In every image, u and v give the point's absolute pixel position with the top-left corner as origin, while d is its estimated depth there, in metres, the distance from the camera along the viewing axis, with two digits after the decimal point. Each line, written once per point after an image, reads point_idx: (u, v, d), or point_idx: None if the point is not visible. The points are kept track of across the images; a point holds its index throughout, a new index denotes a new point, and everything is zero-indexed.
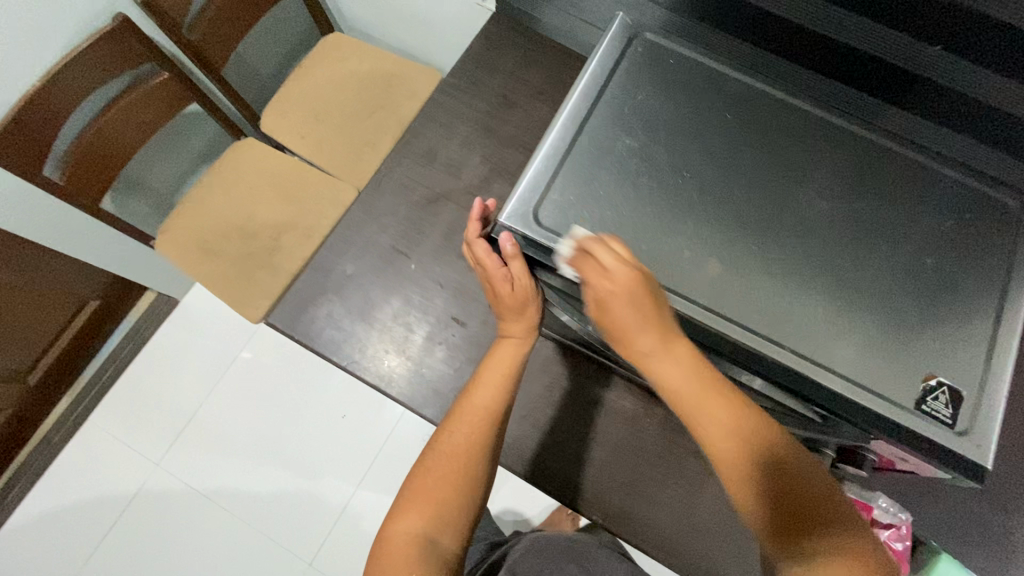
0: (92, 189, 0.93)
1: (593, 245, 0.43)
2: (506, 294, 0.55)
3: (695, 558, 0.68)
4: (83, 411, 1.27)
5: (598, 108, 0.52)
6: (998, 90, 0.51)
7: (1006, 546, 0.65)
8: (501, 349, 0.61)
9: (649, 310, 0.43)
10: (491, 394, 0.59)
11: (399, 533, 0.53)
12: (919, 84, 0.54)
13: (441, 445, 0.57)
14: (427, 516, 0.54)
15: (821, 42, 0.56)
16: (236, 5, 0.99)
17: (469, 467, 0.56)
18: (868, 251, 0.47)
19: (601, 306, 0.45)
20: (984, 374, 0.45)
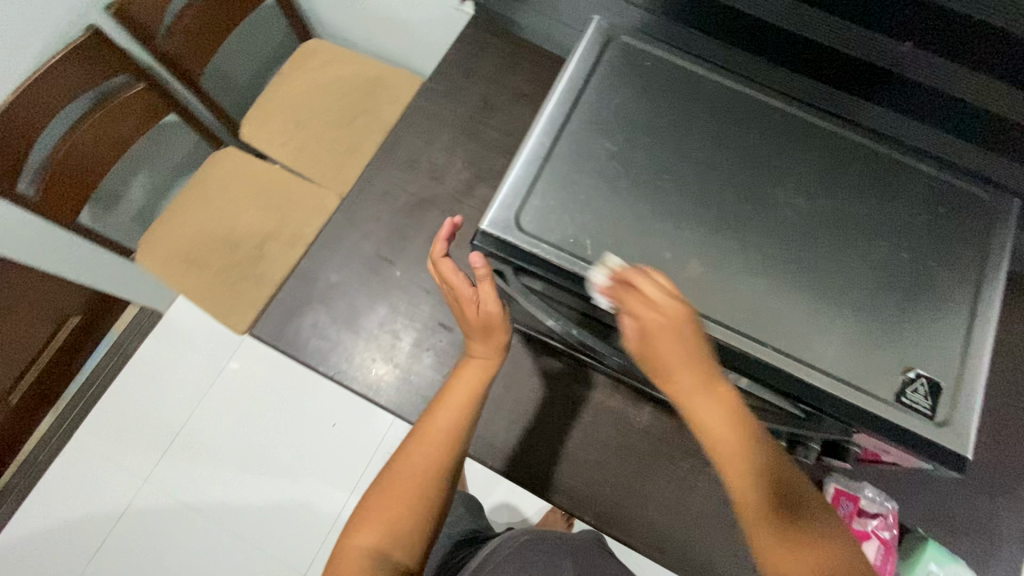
0: (68, 204, 0.91)
1: (641, 279, 0.42)
2: (471, 316, 0.58)
3: (686, 554, 0.68)
4: (68, 429, 1.25)
5: (576, 112, 0.52)
6: (968, 84, 0.52)
7: (980, 527, 0.68)
8: (467, 371, 0.62)
9: (693, 347, 0.42)
10: (453, 412, 0.59)
11: (354, 546, 0.54)
12: (892, 81, 0.55)
13: (399, 463, 0.57)
14: (383, 531, 0.54)
15: (795, 40, 0.57)
16: (210, 13, 0.98)
17: (427, 484, 0.56)
18: (845, 247, 0.48)
19: (642, 341, 0.44)
20: (961, 364, 0.46)
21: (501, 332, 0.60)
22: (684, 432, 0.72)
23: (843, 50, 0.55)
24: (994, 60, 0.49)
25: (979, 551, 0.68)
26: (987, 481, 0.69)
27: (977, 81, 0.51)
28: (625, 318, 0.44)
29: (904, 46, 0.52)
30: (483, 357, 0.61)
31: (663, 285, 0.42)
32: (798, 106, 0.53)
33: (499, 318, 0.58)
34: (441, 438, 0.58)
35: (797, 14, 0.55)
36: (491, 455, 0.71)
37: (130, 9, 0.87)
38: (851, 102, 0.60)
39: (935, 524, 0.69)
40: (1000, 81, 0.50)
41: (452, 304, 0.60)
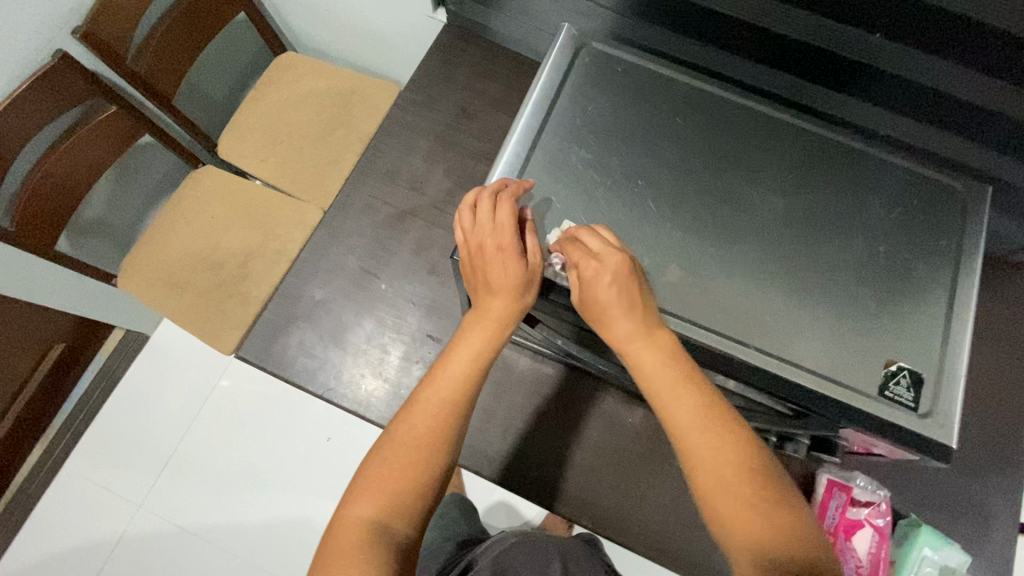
0: (46, 233, 0.90)
1: (583, 233, 0.45)
2: (500, 271, 0.46)
3: (684, 553, 0.68)
4: (58, 458, 1.23)
5: (551, 121, 0.52)
6: (939, 73, 0.52)
7: (969, 508, 0.69)
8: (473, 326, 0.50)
9: (630, 293, 0.43)
10: (461, 370, 0.50)
11: (349, 519, 0.46)
12: (862, 72, 0.56)
13: (399, 428, 0.49)
14: (382, 505, 0.47)
15: (767, 37, 0.58)
16: (180, 32, 0.97)
17: (430, 454, 0.48)
18: (823, 243, 0.48)
19: (587, 293, 0.45)
20: (941, 353, 0.46)
21: (530, 287, 0.47)
22: None
23: (815, 44, 0.56)
24: (961, 47, 0.49)
25: (970, 533, 0.69)
26: (974, 464, 0.70)
27: (947, 69, 0.52)
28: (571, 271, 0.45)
29: (873, 38, 0.52)
30: (501, 312, 0.48)
31: (604, 239, 0.44)
32: (771, 104, 0.54)
33: (535, 275, 0.47)
34: (445, 401, 0.49)
35: (767, 11, 0.55)
36: (485, 464, 0.71)
37: (98, 32, 0.86)
38: (824, 95, 0.60)
39: (927, 509, 0.70)
40: (968, 68, 0.51)
41: (475, 258, 0.48)
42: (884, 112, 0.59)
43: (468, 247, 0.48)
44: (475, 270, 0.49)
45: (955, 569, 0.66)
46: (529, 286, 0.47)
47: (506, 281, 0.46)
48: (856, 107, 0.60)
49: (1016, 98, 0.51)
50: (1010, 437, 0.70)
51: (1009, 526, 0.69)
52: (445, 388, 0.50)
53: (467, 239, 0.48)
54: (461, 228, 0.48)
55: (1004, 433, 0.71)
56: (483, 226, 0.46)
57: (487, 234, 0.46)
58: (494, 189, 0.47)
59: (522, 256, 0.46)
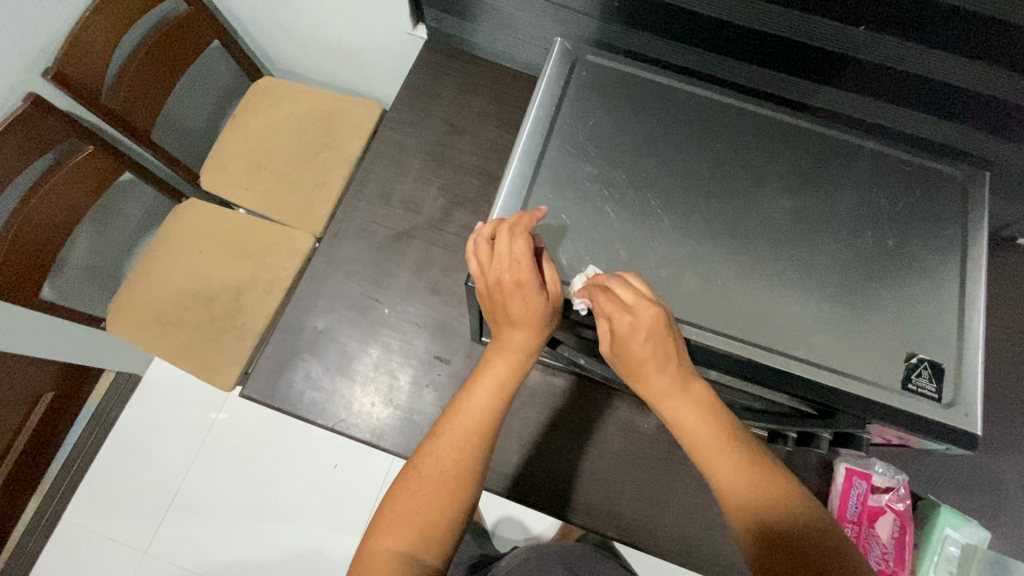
0: (28, 283, 0.86)
1: (613, 285, 0.44)
2: (520, 306, 0.46)
3: (710, 556, 0.68)
4: (55, 512, 1.18)
5: (553, 137, 0.51)
6: (926, 61, 0.53)
7: (981, 484, 0.71)
8: (497, 359, 0.51)
9: (665, 346, 0.44)
10: (486, 403, 0.51)
11: (379, 554, 0.47)
12: (849, 64, 0.56)
13: (427, 460, 0.49)
14: (410, 538, 0.47)
15: (755, 37, 0.58)
16: (152, 65, 0.95)
17: (457, 486, 0.49)
18: (834, 241, 0.49)
19: (614, 342, 0.45)
20: (959, 342, 0.47)
21: (555, 319, 0.48)
22: None
23: (800, 41, 0.56)
24: (947, 35, 0.50)
25: (987, 508, 0.70)
26: (981, 440, 0.71)
27: (933, 57, 0.52)
28: (600, 319, 0.45)
29: (857, 31, 0.52)
30: (522, 344, 0.50)
31: (637, 288, 0.44)
32: (763, 104, 0.54)
33: (559, 305, 0.47)
34: (471, 433, 0.50)
35: (754, 11, 0.55)
36: (507, 485, 0.70)
37: (69, 71, 0.84)
38: (813, 88, 0.61)
39: (942, 489, 0.71)
40: (955, 55, 0.51)
41: (492, 293, 0.48)
42: (875, 102, 0.60)
43: (485, 281, 0.48)
44: (494, 304, 0.49)
45: (977, 546, 0.67)
46: (552, 315, 0.47)
47: (529, 315, 0.47)
48: (845, 99, 0.61)
49: (1004, 80, 0.52)
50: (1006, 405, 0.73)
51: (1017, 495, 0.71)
52: (469, 420, 0.50)
53: (484, 273, 0.47)
54: (476, 261, 0.47)
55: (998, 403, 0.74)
56: (500, 261, 0.45)
57: (504, 269, 0.45)
58: (509, 221, 0.46)
59: (542, 289, 0.45)
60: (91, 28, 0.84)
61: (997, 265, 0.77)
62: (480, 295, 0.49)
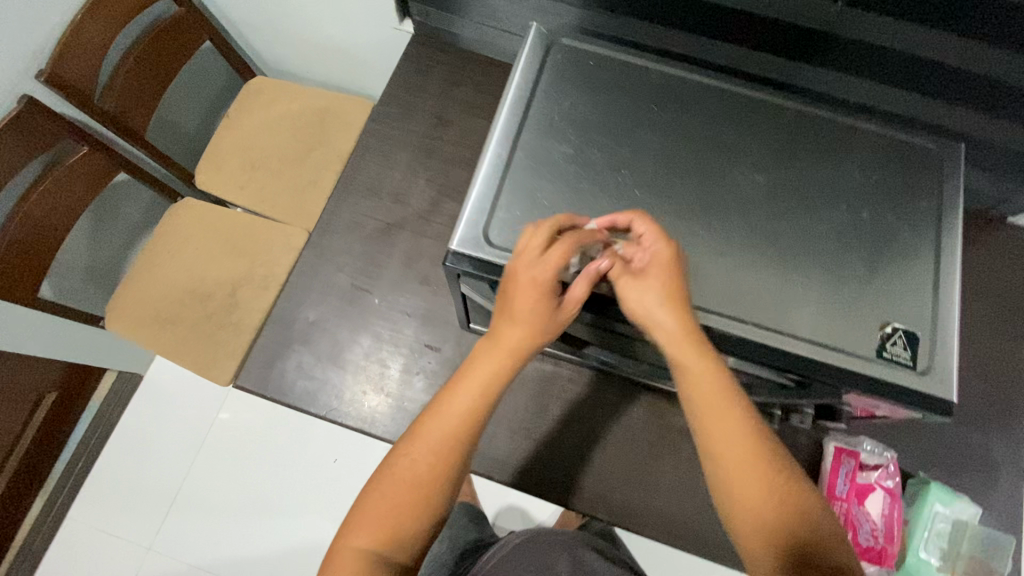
0: (28, 281, 0.87)
1: (632, 221, 0.46)
2: (527, 303, 0.46)
3: (700, 535, 0.69)
4: (60, 511, 1.20)
5: (528, 119, 0.52)
6: (902, 36, 0.53)
7: (967, 461, 0.72)
8: (485, 350, 0.49)
9: (680, 289, 0.45)
10: (467, 403, 0.49)
11: (348, 550, 0.46)
12: (828, 41, 0.57)
13: (402, 459, 0.48)
14: (381, 536, 0.47)
15: (735, 15, 0.58)
16: (145, 66, 0.96)
17: (432, 488, 0.48)
18: (808, 215, 0.49)
19: (628, 284, 0.45)
20: (933, 311, 0.47)
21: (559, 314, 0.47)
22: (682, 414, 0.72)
23: (779, 19, 0.56)
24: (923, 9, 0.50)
25: (972, 484, 0.71)
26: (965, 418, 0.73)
27: (910, 31, 0.52)
28: (610, 257, 0.46)
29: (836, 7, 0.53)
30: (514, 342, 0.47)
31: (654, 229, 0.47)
32: (737, 83, 0.55)
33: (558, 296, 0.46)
34: (449, 434, 0.48)
35: None
36: (497, 470, 0.70)
37: (62, 72, 0.85)
38: (794, 67, 0.61)
39: (930, 466, 0.71)
40: (929, 28, 0.51)
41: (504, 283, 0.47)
42: (853, 79, 0.61)
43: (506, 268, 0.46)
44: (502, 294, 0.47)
45: (967, 523, 0.68)
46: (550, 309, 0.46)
47: (527, 306, 0.46)
48: (825, 77, 0.62)
49: (980, 52, 0.52)
50: (983, 381, 0.75)
51: (998, 468, 0.72)
52: (452, 416, 0.49)
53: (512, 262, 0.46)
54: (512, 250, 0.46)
55: (977, 377, 0.75)
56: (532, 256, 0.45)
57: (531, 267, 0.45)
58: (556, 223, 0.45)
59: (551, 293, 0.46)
60: (83, 31, 0.86)
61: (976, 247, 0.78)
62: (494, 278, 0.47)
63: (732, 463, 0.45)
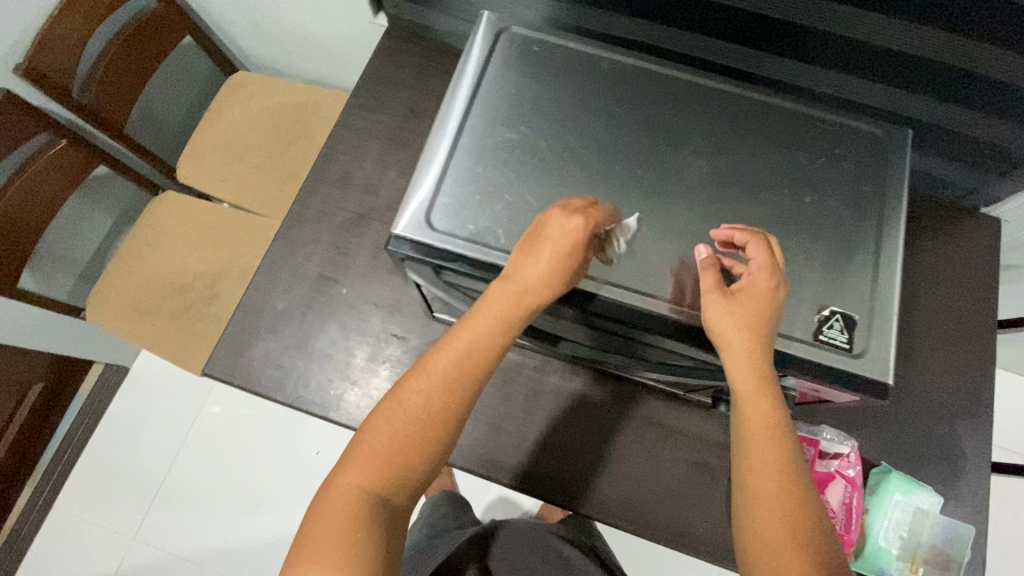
0: (7, 273, 0.89)
1: (755, 242, 0.45)
2: (554, 268, 0.44)
3: (662, 522, 0.69)
4: (47, 500, 1.21)
5: (475, 106, 0.52)
6: (855, 26, 0.57)
7: (927, 450, 0.72)
8: (500, 287, 0.45)
9: (773, 315, 0.44)
10: (478, 340, 0.46)
11: (344, 489, 0.43)
12: (790, 32, 0.60)
13: (407, 396, 0.45)
14: (381, 475, 0.44)
15: (697, 5, 0.61)
16: (123, 60, 0.97)
17: (435, 428, 0.45)
18: (750, 200, 0.49)
19: (715, 301, 0.44)
20: (873, 295, 0.47)
21: (580, 268, 0.45)
22: (644, 403, 0.73)
23: (742, 9, 0.59)
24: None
25: (930, 474, 0.72)
26: (925, 408, 0.73)
27: (868, 21, 0.56)
28: (708, 271, 0.45)
29: None
30: (533, 283, 0.44)
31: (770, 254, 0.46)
32: (687, 70, 0.55)
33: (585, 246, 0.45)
34: (455, 371, 0.46)
35: None
36: (460, 458, 0.71)
37: (38, 66, 0.86)
38: (759, 57, 0.64)
39: (888, 455, 0.72)
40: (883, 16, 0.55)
41: (536, 240, 0.45)
42: (814, 68, 0.63)
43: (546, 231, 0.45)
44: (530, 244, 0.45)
45: (927, 511, 0.68)
46: (574, 256, 0.44)
47: (552, 251, 0.44)
48: (786, 66, 0.64)
49: (930, 43, 0.56)
50: (949, 371, 0.75)
51: (961, 457, 0.72)
52: (455, 358, 0.46)
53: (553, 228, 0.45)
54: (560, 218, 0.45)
55: (943, 367, 0.75)
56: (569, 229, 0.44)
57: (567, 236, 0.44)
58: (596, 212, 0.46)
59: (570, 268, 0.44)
60: (61, 25, 0.87)
61: (942, 239, 0.79)
62: (531, 236, 0.45)
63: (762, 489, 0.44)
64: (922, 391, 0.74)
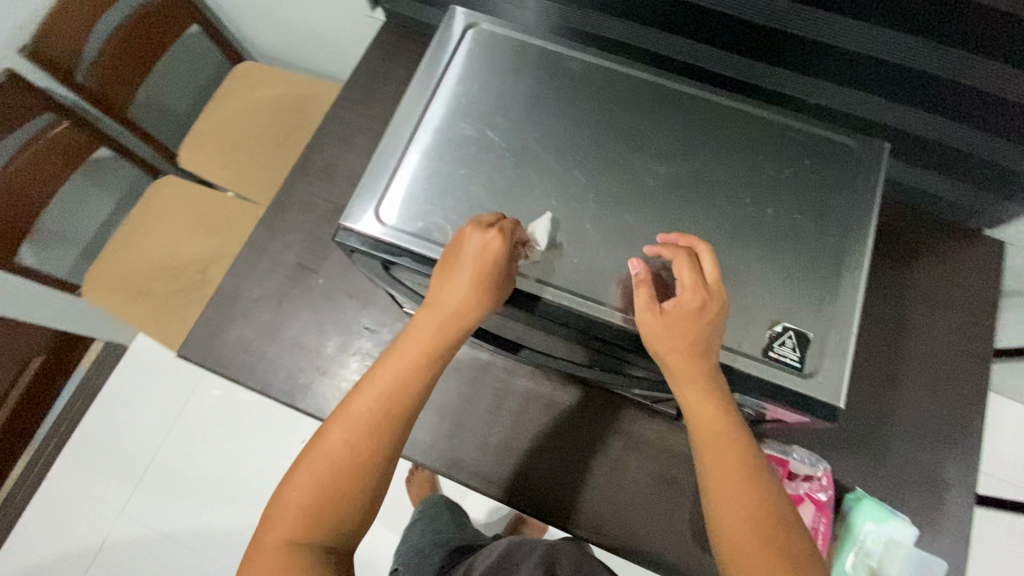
0: (5, 247, 0.92)
1: (680, 258, 0.43)
2: (476, 286, 0.43)
3: (625, 534, 0.68)
4: (41, 470, 1.25)
5: (438, 100, 0.52)
6: (839, 36, 0.55)
7: (908, 480, 0.69)
8: (425, 315, 0.45)
9: (704, 337, 0.42)
10: (404, 370, 0.45)
11: (269, 545, 0.43)
12: (774, 38, 0.58)
13: (334, 439, 0.45)
14: (306, 526, 0.44)
15: (677, 9, 0.60)
16: (128, 46, 0.99)
17: (363, 470, 0.45)
18: (710, 209, 0.48)
19: (648, 322, 0.43)
20: (831, 312, 0.46)
21: (504, 282, 0.44)
22: (612, 413, 0.71)
23: (723, 14, 0.58)
24: (863, 9, 0.51)
25: (910, 505, 0.69)
26: (909, 436, 0.70)
27: (853, 29, 0.53)
28: (641, 288, 0.43)
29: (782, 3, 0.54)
30: (457, 307, 0.44)
31: (706, 270, 0.43)
32: (659, 73, 0.54)
33: (507, 262, 0.44)
34: (379, 411, 0.45)
35: None
36: (421, 455, 0.70)
37: (44, 49, 0.88)
38: (743, 63, 0.63)
39: (865, 482, 0.69)
40: (867, 26, 0.52)
41: (458, 260, 0.43)
42: (798, 77, 0.62)
43: (466, 251, 0.43)
44: (450, 266, 0.44)
45: (901, 542, 0.65)
46: (496, 273, 0.43)
47: (471, 273, 0.43)
48: (771, 73, 0.63)
49: (918, 55, 0.53)
50: (939, 398, 0.71)
51: (945, 489, 0.69)
52: (375, 396, 0.45)
53: (472, 247, 0.43)
54: (475, 237, 0.43)
55: (932, 392, 0.71)
56: (488, 247, 0.42)
57: (484, 253, 0.43)
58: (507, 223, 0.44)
59: (491, 285, 0.44)
60: (67, 8, 0.89)
61: (939, 261, 0.76)
62: (453, 253, 0.44)
63: (726, 507, 0.44)
64: (907, 418, 0.71)
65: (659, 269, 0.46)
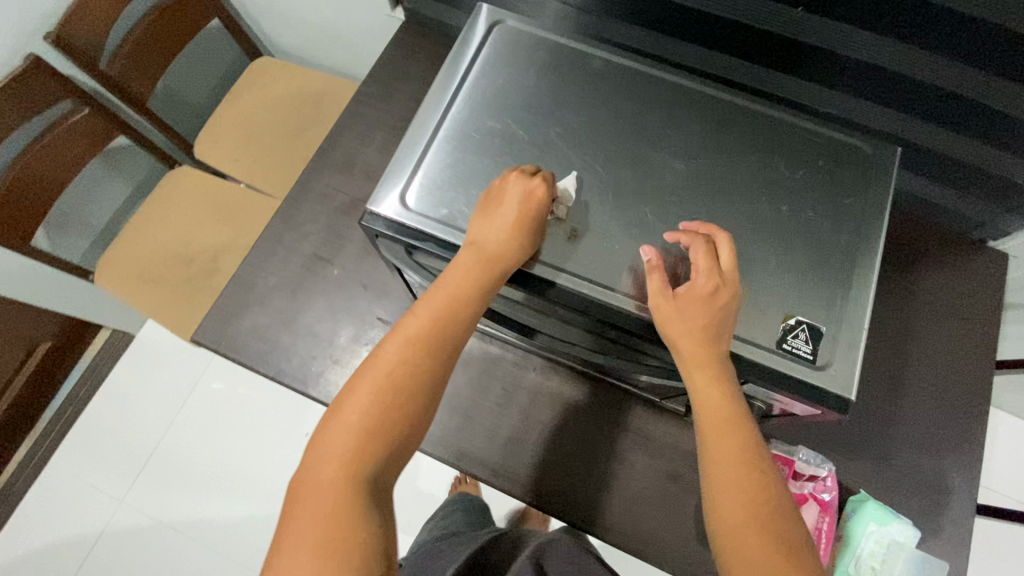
0: (21, 229, 0.93)
1: (697, 246, 0.45)
2: (520, 229, 0.45)
3: (631, 530, 0.68)
4: (44, 455, 1.26)
5: (463, 93, 0.53)
6: (853, 45, 0.56)
7: (911, 485, 0.70)
8: (465, 258, 0.46)
9: (716, 323, 0.43)
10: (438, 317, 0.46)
11: (317, 486, 0.41)
12: (789, 45, 0.59)
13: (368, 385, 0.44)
14: (350, 465, 0.42)
15: (696, 16, 0.61)
16: (150, 37, 1.01)
17: (399, 413, 0.44)
18: (726, 206, 0.49)
19: (660, 306, 0.44)
20: (843, 308, 0.47)
21: (538, 233, 0.47)
22: (620, 409, 0.72)
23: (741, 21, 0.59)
24: (876, 20, 0.53)
25: (911, 510, 0.70)
26: (914, 441, 0.71)
27: (865, 39, 0.55)
28: (652, 275, 0.45)
29: (796, 12, 0.55)
30: (498, 249, 0.45)
31: (722, 255, 0.45)
32: (679, 74, 0.55)
33: (546, 210, 0.46)
34: (415, 356, 0.45)
35: None
36: (430, 445, 0.71)
37: (68, 36, 0.90)
38: (758, 69, 0.64)
39: (869, 485, 0.70)
40: (880, 37, 0.54)
41: (501, 206, 0.46)
42: (811, 84, 0.63)
43: (509, 196, 0.46)
44: (493, 209, 0.46)
45: (903, 544, 0.65)
46: (535, 218, 0.46)
47: (515, 215, 0.45)
48: (785, 79, 0.64)
49: (929, 66, 0.55)
50: (944, 404, 0.72)
51: (949, 495, 0.70)
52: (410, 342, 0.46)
53: (517, 193, 0.46)
54: (520, 183, 0.46)
55: (936, 398, 0.72)
56: (531, 194, 0.46)
57: (528, 200, 0.46)
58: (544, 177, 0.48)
59: (531, 231, 0.46)
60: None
61: (946, 270, 0.77)
62: (495, 198, 0.46)
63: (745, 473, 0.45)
64: (912, 423, 0.72)
65: (671, 258, 0.47)
